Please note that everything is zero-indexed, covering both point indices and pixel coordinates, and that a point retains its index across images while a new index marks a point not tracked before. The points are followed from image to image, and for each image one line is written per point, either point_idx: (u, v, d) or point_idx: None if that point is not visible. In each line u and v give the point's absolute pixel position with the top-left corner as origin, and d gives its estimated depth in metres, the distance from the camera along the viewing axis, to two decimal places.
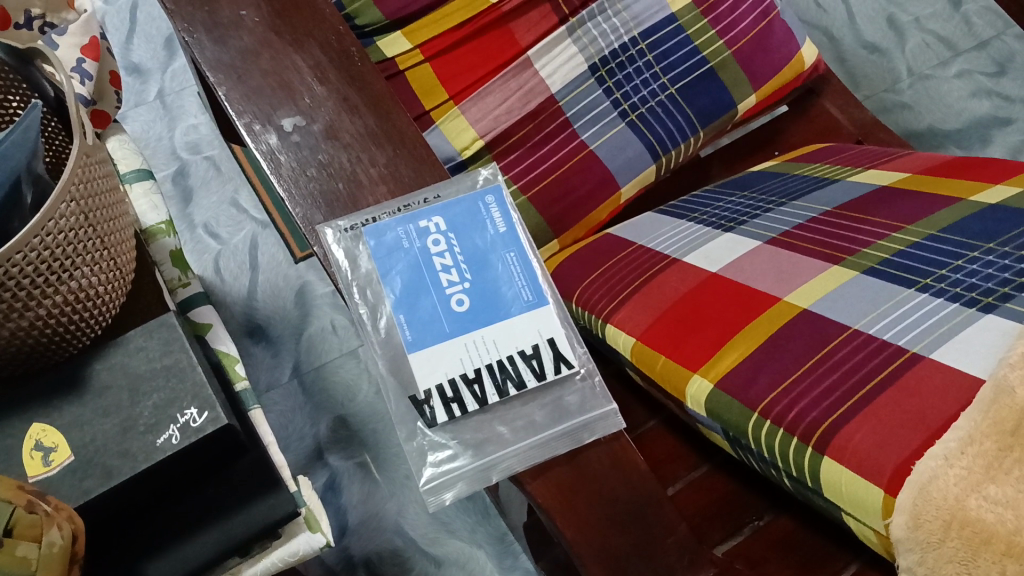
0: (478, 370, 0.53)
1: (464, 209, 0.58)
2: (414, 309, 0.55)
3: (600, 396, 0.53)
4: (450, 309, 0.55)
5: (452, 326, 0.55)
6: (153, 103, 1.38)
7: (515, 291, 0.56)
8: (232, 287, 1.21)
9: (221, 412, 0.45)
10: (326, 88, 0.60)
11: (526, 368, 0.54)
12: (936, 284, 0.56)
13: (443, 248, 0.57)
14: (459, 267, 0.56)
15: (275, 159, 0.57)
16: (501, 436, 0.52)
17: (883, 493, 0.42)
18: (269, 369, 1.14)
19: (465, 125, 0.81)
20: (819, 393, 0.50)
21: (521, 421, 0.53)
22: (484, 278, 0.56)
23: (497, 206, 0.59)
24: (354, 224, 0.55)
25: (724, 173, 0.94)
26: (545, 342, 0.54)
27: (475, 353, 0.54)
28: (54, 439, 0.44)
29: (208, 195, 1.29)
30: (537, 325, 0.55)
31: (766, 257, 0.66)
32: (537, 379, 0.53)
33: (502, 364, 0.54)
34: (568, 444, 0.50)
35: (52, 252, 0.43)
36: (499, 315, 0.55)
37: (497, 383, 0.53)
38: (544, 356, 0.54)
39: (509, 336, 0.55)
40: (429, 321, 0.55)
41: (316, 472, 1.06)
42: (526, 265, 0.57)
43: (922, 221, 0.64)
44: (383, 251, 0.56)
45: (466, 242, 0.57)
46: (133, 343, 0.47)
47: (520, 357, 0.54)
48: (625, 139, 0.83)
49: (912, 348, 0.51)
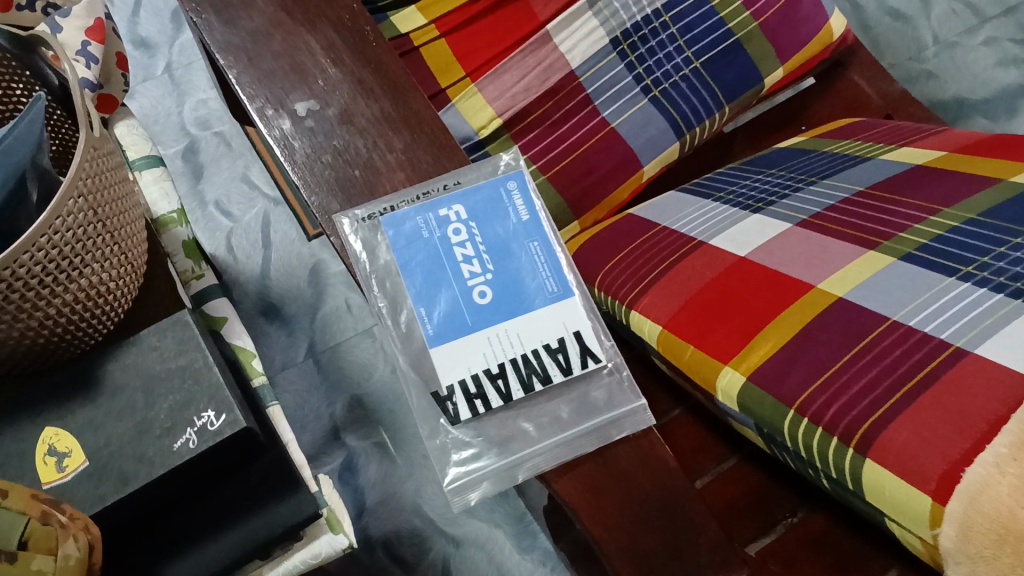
0: (502, 365, 0.52)
1: (486, 196, 0.56)
2: (434, 301, 0.53)
3: (630, 391, 0.52)
4: (472, 301, 0.53)
5: (474, 319, 0.53)
6: (161, 77, 1.34)
7: (540, 282, 0.54)
8: (244, 266, 1.19)
9: (239, 414, 0.43)
10: (341, 71, 0.58)
11: (551, 363, 0.52)
12: (979, 273, 0.54)
13: (463, 237, 0.55)
14: (481, 258, 0.54)
15: (288, 146, 0.55)
16: (529, 433, 0.50)
17: (932, 501, 0.40)
18: (284, 348, 1.13)
19: (482, 104, 0.78)
20: (858, 389, 0.48)
21: (546, 417, 0.51)
22: (508, 268, 0.54)
23: (520, 192, 0.56)
24: (372, 213, 0.54)
25: (749, 150, 0.91)
26: (571, 336, 0.52)
27: (498, 348, 0.52)
28: (67, 444, 0.42)
29: (219, 172, 1.26)
30: (563, 318, 0.53)
31: (796, 241, 0.65)
32: (562, 374, 0.52)
33: (527, 358, 0.52)
34: (596, 441, 0.49)
35: (61, 250, 0.41)
36: (525, 307, 0.53)
37: (522, 378, 0.51)
38: (570, 350, 0.52)
39: (533, 329, 0.53)
40: (450, 314, 0.53)
41: (333, 453, 1.05)
42: (551, 255, 0.55)
43: (960, 203, 0.61)
44: (402, 240, 0.54)
45: (488, 230, 0.55)
46: (146, 342, 0.46)
47: (545, 351, 0.52)
48: (647, 117, 0.80)
49: (955, 343, 0.48)
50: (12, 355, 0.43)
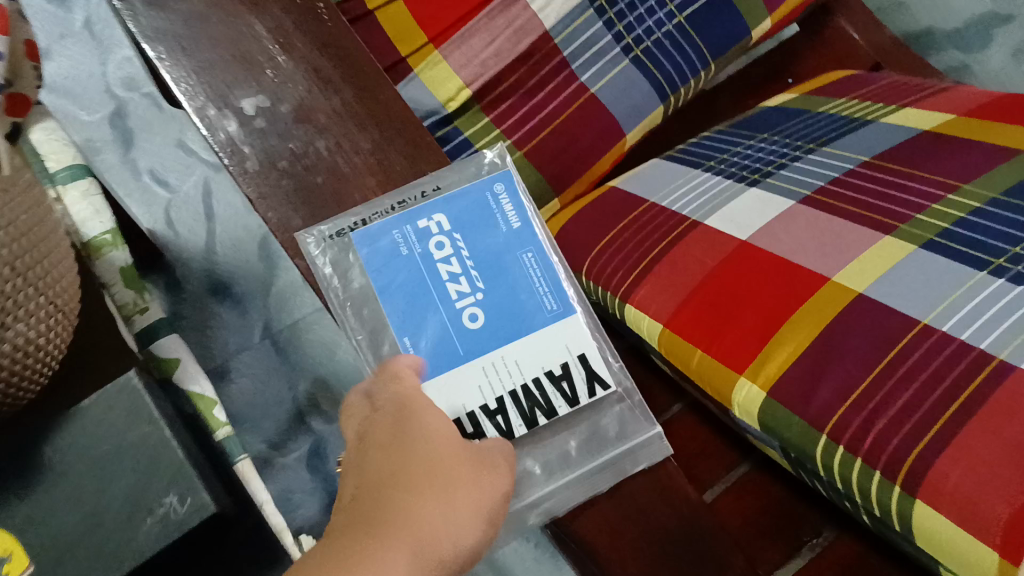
0: (501, 399, 0.46)
1: (470, 202, 0.50)
2: (420, 329, 0.47)
3: (644, 417, 0.47)
4: (463, 326, 0.48)
5: (466, 348, 0.47)
6: (79, 33, 1.18)
7: (538, 299, 0.48)
8: (187, 241, 1.07)
9: (206, 497, 0.38)
10: (292, 59, 0.50)
11: (555, 394, 0.47)
12: (1011, 267, 0.49)
13: (447, 252, 0.49)
14: (468, 275, 0.49)
15: (238, 152, 0.47)
16: (540, 471, 0.46)
17: (1001, 559, 0.37)
18: (239, 329, 1.04)
19: (448, 72, 0.71)
20: (897, 413, 0.44)
21: (553, 455, 0.47)
22: (500, 284, 0.49)
23: (508, 195, 0.50)
24: (341, 228, 0.48)
25: (733, 107, 0.84)
26: (575, 360, 0.47)
27: (496, 379, 0.47)
28: (5, 546, 0.35)
29: (152, 136, 1.13)
30: (566, 340, 0.48)
31: (804, 224, 0.59)
32: (568, 405, 0.47)
33: (528, 389, 0.47)
34: (611, 477, 0.44)
35: None
36: (522, 329, 0.48)
37: (523, 413, 0.46)
38: (576, 376, 0.47)
39: (533, 354, 0.47)
40: (438, 342, 0.47)
41: (299, 439, 0.99)
42: (546, 265, 0.49)
43: (979, 180, 0.57)
44: (379, 260, 0.49)
45: (474, 242, 0.49)
46: (90, 414, 0.39)
47: (547, 379, 0.47)
48: (630, 80, 0.73)
49: (997, 355, 0.44)
50: None
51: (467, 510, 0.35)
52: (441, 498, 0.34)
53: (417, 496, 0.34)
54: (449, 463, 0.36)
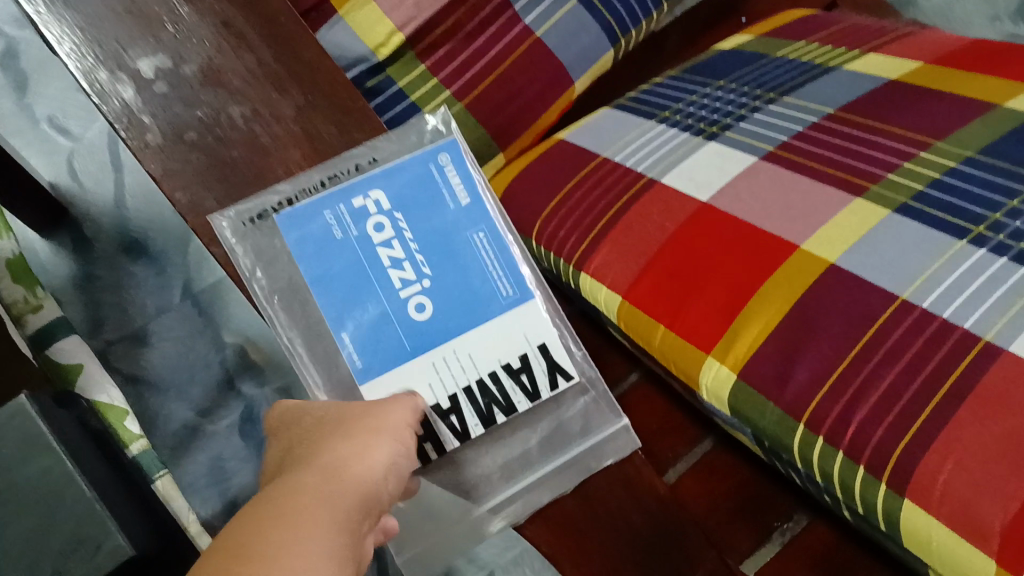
0: (454, 398, 0.42)
1: (412, 176, 0.44)
2: (360, 324, 0.42)
3: (612, 410, 0.43)
4: (410, 318, 0.42)
5: (413, 343, 0.42)
6: None
7: (492, 284, 0.43)
8: (94, 195, 0.98)
9: (121, 537, 0.34)
10: (196, 10, 0.43)
11: (513, 389, 0.42)
12: (993, 236, 0.46)
13: (388, 233, 0.43)
14: (414, 259, 0.43)
15: (137, 123, 0.42)
16: (500, 472, 0.42)
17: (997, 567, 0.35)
18: (156, 291, 0.95)
19: (379, 15, 0.63)
20: (877, 401, 0.41)
21: (513, 454, 0.42)
22: (449, 269, 0.43)
23: (454, 165, 0.44)
24: (263, 210, 0.42)
25: (686, 47, 0.80)
26: (535, 351, 0.43)
27: (448, 375, 0.42)
28: None
29: (49, 81, 1.03)
30: (524, 329, 0.43)
31: (767, 181, 0.55)
32: (529, 401, 0.42)
33: (484, 386, 0.42)
34: (576, 476, 0.41)
35: None
36: (475, 320, 0.43)
37: (480, 412, 0.42)
38: (535, 369, 0.43)
39: (489, 346, 0.43)
40: (382, 337, 0.42)
41: (230, 404, 0.92)
42: (500, 245, 0.44)
43: (952, 137, 0.54)
44: (311, 245, 0.42)
45: (419, 221, 0.43)
46: None
47: (505, 373, 0.42)
48: (578, 23, 0.67)
49: (984, 336, 0.41)
50: None
51: (366, 439, 0.33)
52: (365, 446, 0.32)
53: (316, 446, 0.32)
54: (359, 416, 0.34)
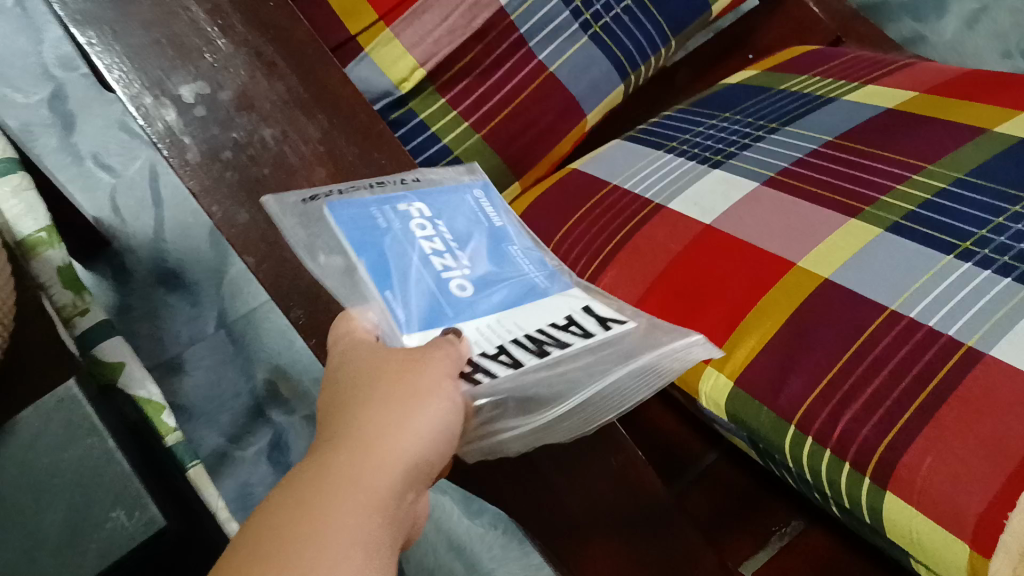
0: (501, 346, 0.35)
1: (449, 198, 0.43)
2: (401, 285, 0.37)
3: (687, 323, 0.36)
4: (450, 291, 0.38)
5: (455, 310, 0.37)
6: (11, 10, 1.11)
7: (535, 278, 0.40)
8: (134, 229, 1.03)
9: (156, 510, 0.36)
10: (232, 42, 0.47)
11: (568, 336, 0.36)
12: (979, 250, 0.48)
13: (428, 231, 0.40)
14: (452, 253, 0.40)
15: (178, 143, 0.45)
16: (567, 382, 0.34)
17: (974, 553, 0.37)
18: (189, 321, 1.00)
19: (401, 52, 0.66)
20: (867, 400, 0.43)
21: (579, 368, 0.34)
22: (488, 264, 0.40)
23: (488, 199, 0.45)
24: (312, 195, 0.39)
25: (695, 83, 0.83)
26: (581, 311, 0.38)
27: (493, 333, 0.36)
28: None
29: (92, 118, 1.08)
30: (572, 302, 0.39)
31: (768, 207, 0.58)
32: (586, 337, 0.36)
33: (533, 337, 0.36)
34: (655, 381, 0.35)
35: None
36: (523, 297, 0.39)
37: (533, 351, 0.35)
38: (587, 321, 0.37)
39: (535, 312, 0.37)
40: (416, 300, 0.37)
41: (258, 432, 0.95)
42: (534, 256, 0.42)
43: (944, 160, 0.56)
44: (345, 217, 0.38)
45: (453, 225, 0.41)
46: (27, 429, 0.36)
47: (554, 327, 0.36)
48: (589, 57, 0.71)
49: (967, 341, 0.44)
50: None
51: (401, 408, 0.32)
52: (403, 416, 0.32)
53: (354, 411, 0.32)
54: (401, 371, 0.33)
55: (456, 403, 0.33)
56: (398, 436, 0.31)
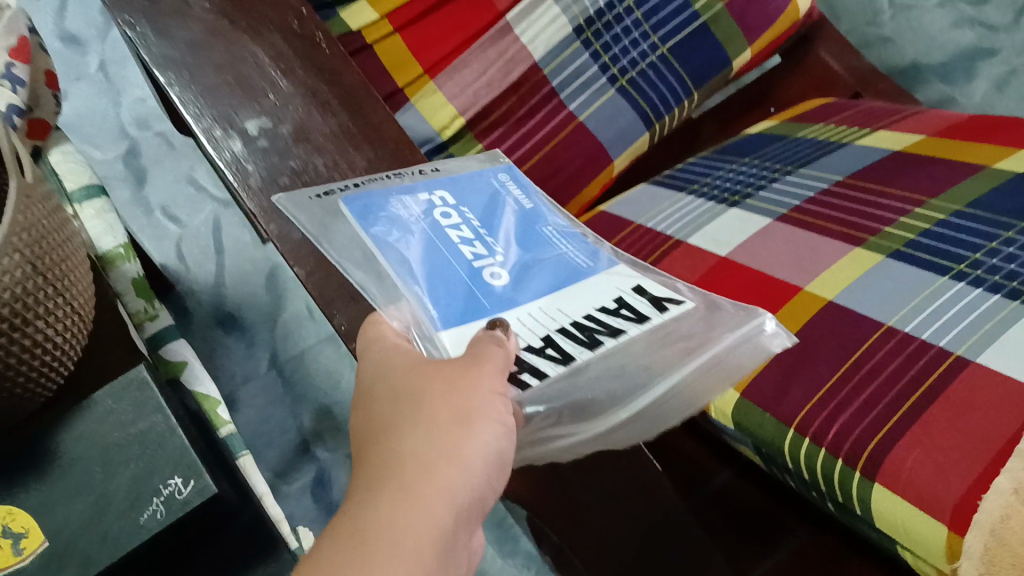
0: (548, 337, 0.35)
1: (477, 188, 0.45)
2: (436, 283, 0.38)
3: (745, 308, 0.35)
4: (487, 282, 0.39)
5: (495, 302, 0.38)
6: (94, 75, 1.22)
7: (572, 259, 0.41)
8: (197, 274, 1.08)
9: (208, 480, 0.41)
10: (292, 83, 0.54)
11: (617, 320, 0.36)
12: (972, 272, 0.52)
13: (455, 219, 0.42)
14: (483, 239, 0.41)
15: (241, 169, 0.50)
16: (628, 384, 0.33)
17: (949, 532, 0.39)
18: (244, 360, 1.03)
19: (443, 101, 0.73)
20: (859, 407, 0.46)
21: (638, 367, 0.34)
22: (525, 250, 0.42)
23: (513, 183, 0.47)
24: (331, 188, 0.42)
25: (717, 132, 0.88)
26: (629, 292, 0.38)
27: (536, 323, 0.36)
28: (22, 523, 0.39)
29: (163, 174, 1.15)
30: (618, 282, 0.39)
31: (779, 241, 0.62)
32: (638, 325, 0.36)
33: (579, 325, 0.36)
34: (724, 378, 0.34)
35: (9, 308, 0.39)
36: (567, 282, 0.40)
37: (581, 341, 0.35)
38: (636, 303, 0.37)
39: (579, 298, 0.38)
40: (453, 288, 0.38)
41: (303, 468, 0.97)
42: (568, 234, 0.44)
43: (944, 195, 0.60)
44: (366, 210, 0.40)
45: (481, 213, 0.43)
46: (101, 407, 0.42)
47: (603, 313, 0.37)
48: (616, 108, 0.76)
49: (955, 352, 0.47)
50: None
51: (452, 427, 0.32)
52: (452, 450, 0.31)
53: (406, 431, 0.32)
54: (448, 394, 0.32)
55: (507, 423, 0.32)
56: (448, 468, 0.31)
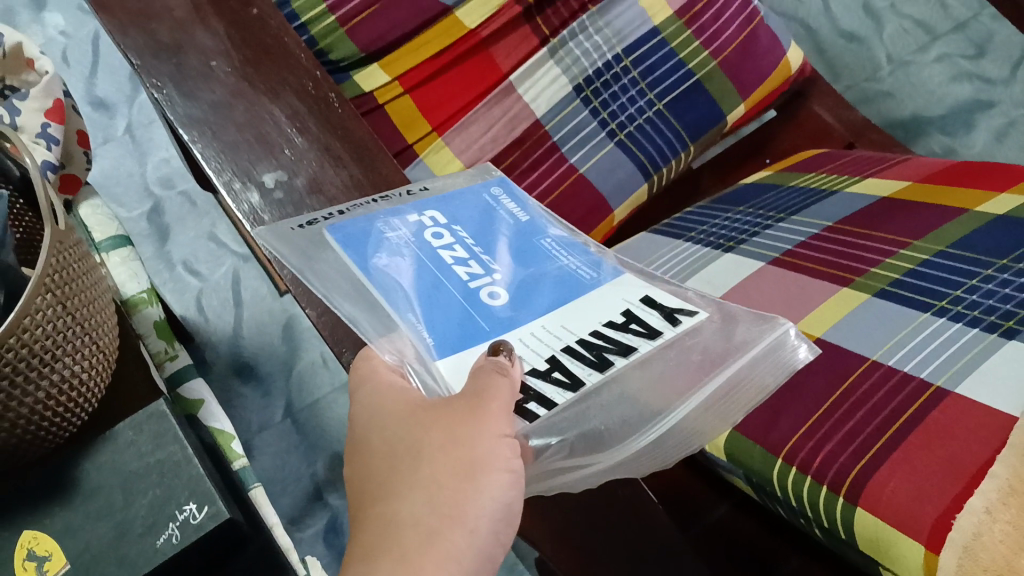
0: (554, 358, 0.37)
1: (471, 207, 0.46)
2: (431, 307, 0.39)
3: (764, 318, 0.38)
4: (484, 301, 0.40)
5: (494, 324, 0.39)
6: (121, 138, 1.27)
7: (570, 271, 0.42)
8: (215, 326, 1.12)
9: (222, 506, 0.45)
10: (307, 140, 0.56)
11: (628, 336, 0.38)
12: (953, 307, 0.54)
13: (449, 239, 0.43)
14: (478, 257, 0.42)
15: (257, 220, 0.53)
16: (649, 409, 0.36)
17: (926, 550, 0.40)
18: (260, 409, 1.06)
19: (450, 157, 0.76)
20: (844, 436, 0.48)
21: (659, 389, 0.36)
22: (523, 265, 0.43)
23: (506, 197, 0.48)
24: (314, 219, 0.44)
25: (716, 185, 0.92)
26: (636, 305, 0.39)
27: (541, 343, 0.38)
28: (46, 547, 0.44)
29: (185, 231, 1.20)
30: (622, 294, 0.40)
31: (772, 283, 0.63)
32: (650, 341, 0.38)
33: (584, 344, 0.37)
34: (744, 393, 0.37)
35: (43, 343, 0.43)
36: (566, 297, 0.41)
37: (589, 362, 0.36)
38: (642, 316, 0.39)
39: (581, 315, 0.39)
40: (450, 310, 0.39)
41: (315, 514, 0.99)
42: (565, 244, 0.45)
43: (928, 236, 0.62)
44: (354, 238, 0.42)
45: (474, 230, 0.44)
46: (123, 437, 0.47)
47: (610, 329, 0.38)
48: (615, 161, 0.79)
49: (936, 383, 0.49)
50: (8, 439, 0.44)
51: (456, 487, 0.35)
52: (459, 506, 0.35)
53: (411, 487, 0.36)
54: (453, 448, 0.36)
55: (513, 467, 0.36)
56: (453, 533, 0.35)
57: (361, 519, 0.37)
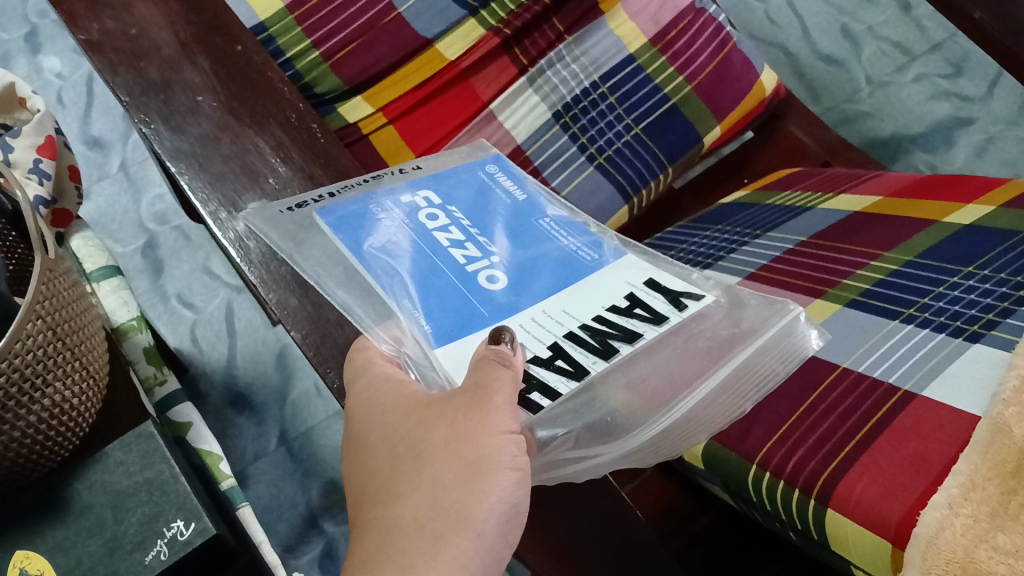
0: (557, 345, 0.39)
1: (469, 191, 0.49)
2: (428, 293, 0.41)
3: (773, 304, 0.40)
4: (482, 284, 0.42)
5: (493, 309, 0.41)
6: (116, 175, 1.30)
7: (569, 253, 0.45)
8: (210, 356, 1.13)
9: (208, 522, 0.48)
10: (291, 169, 0.56)
11: (632, 321, 0.40)
12: (921, 314, 0.56)
13: (445, 224, 0.46)
14: (475, 242, 0.45)
15: (244, 246, 0.52)
16: (662, 395, 0.37)
17: (892, 547, 0.42)
18: (255, 438, 1.07)
19: None
20: (815, 440, 0.49)
21: (670, 375, 0.38)
22: (521, 246, 0.45)
23: (504, 176, 0.51)
24: (303, 202, 0.47)
25: (695, 205, 0.94)
26: (640, 290, 0.41)
27: (542, 330, 0.40)
28: (38, 565, 0.46)
29: (179, 264, 1.21)
30: (625, 280, 0.42)
31: None
32: (656, 327, 0.39)
33: (585, 330, 0.39)
34: (750, 376, 0.40)
35: (34, 368, 0.44)
36: (565, 278, 0.43)
37: (592, 348, 0.38)
38: (650, 302, 0.41)
39: (581, 300, 0.41)
40: (447, 296, 0.41)
41: (311, 541, 0.99)
42: (565, 226, 0.47)
43: (898, 247, 0.64)
44: (343, 222, 0.45)
45: (470, 213, 0.47)
46: (112, 458, 0.50)
47: (613, 313, 0.40)
48: (594, 183, 0.81)
49: (903, 387, 0.50)
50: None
51: (460, 484, 0.36)
52: (464, 509, 0.36)
53: (414, 488, 0.37)
54: (456, 447, 0.36)
55: (519, 465, 0.36)
56: (458, 536, 0.35)
57: (368, 525, 0.38)
